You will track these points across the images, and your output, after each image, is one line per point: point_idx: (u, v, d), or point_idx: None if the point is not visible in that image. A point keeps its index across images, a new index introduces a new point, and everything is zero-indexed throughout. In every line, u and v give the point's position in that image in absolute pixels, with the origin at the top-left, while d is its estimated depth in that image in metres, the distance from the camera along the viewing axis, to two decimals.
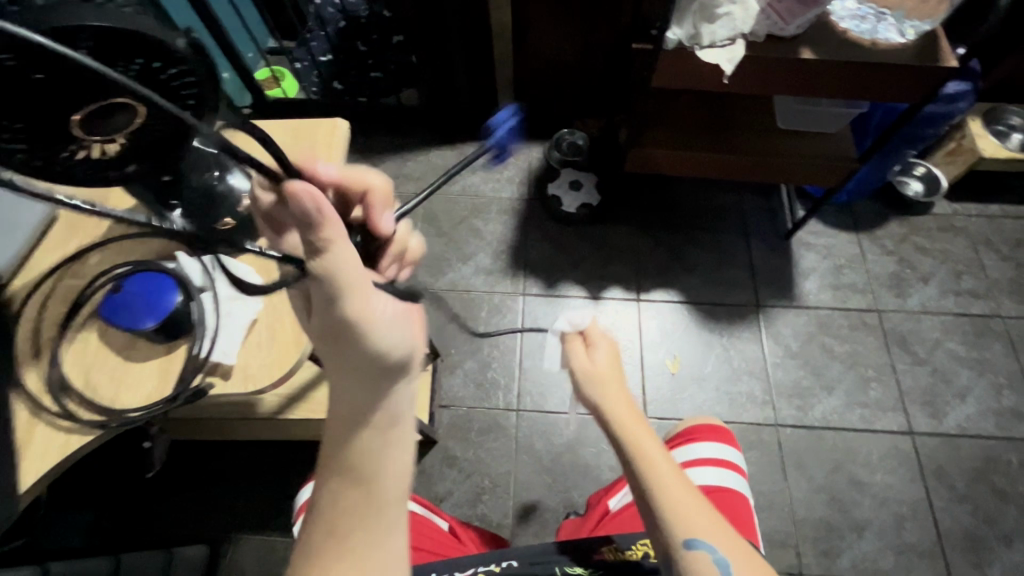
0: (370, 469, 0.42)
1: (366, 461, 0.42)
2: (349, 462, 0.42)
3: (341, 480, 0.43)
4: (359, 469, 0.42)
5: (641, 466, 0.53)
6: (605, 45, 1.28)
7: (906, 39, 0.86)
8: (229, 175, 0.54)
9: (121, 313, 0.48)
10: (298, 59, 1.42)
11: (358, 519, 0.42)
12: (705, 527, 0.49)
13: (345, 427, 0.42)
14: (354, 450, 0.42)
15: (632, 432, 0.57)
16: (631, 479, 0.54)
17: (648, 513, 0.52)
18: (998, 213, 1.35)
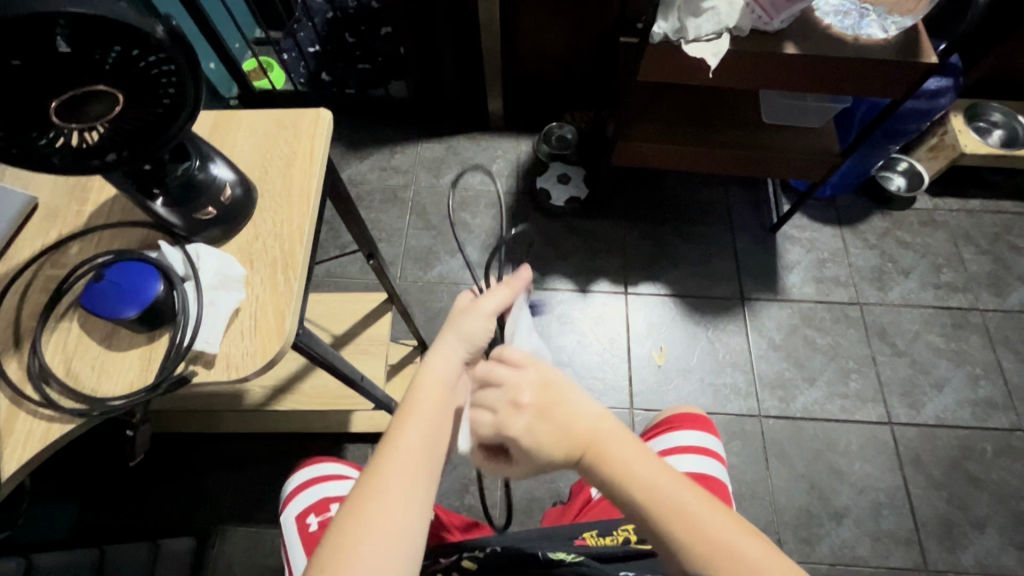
0: (444, 410, 0.46)
1: (443, 402, 0.47)
2: (428, 404, 0.46)
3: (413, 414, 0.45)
4: (434, 408, 0.46)
5: (637, 490, 0.43)
6: (594, 39, 1.28)
7: (888, 34, 0.87)
8: (212, 163, 0.52)
9: (97, 302, 0.47)
10: (286, 50, 1.42)
11: (418, 455, 0.43)
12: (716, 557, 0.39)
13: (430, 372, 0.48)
14: (434, 389, 0.47)
15: (619, 458, 0.44)
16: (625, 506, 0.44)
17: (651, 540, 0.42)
18: (978, 208, 1.38)
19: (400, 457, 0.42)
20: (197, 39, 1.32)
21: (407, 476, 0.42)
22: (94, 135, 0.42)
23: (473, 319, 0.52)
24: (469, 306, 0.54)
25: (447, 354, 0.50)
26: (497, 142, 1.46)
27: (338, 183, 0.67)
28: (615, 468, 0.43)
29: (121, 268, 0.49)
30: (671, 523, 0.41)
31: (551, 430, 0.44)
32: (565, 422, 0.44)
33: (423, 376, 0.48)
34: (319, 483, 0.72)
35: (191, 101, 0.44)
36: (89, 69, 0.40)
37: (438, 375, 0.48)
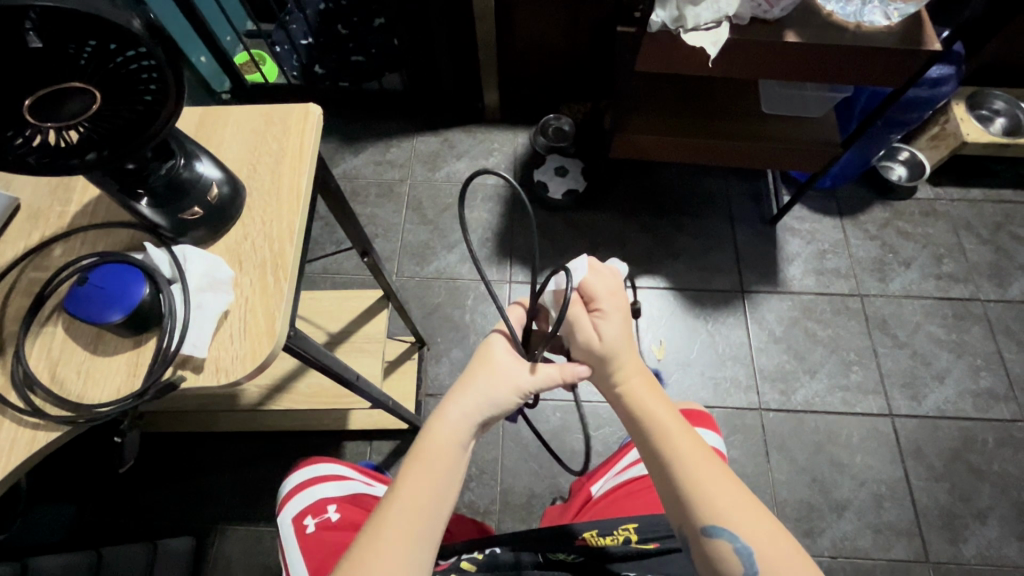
0: (445, 474, 0.47)
1: (445, 467, 0.47)
2: (436, 458, 0.47)
3: (416, 472, 0.47)
4: (436, 471, 0.47)
5: (657, 441, 0.48)
6: (590, 29, 1.26)
7: (890, 22, 0.85)
8: (197, 162, 0.51)
9: (80, 307, 0.46)
10: (279, 43, 1.38)
11: (416, 517, 0.45)
12: (727, 509, 0.45)
13: (442, 422, 0.49)
14: (436, 452, 0.48)
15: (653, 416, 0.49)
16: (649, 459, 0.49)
17: (671, 497, 0.47)
18: (980, 197, 1.37)
19: (396, 524, 0.44)
20: (187, 33, 1.29)
21: (403, 542, 0.43)
22: (75, 134, 0.42)
23: (498, 387, 0.50)
24: (487, 357, 0.52)
25: (461, 414, 0.49)
26: (493, 135, 1.44)
27: (330, 181, 0.66)
28: (644, 410, 0.50)
29: (104, 271, 0.47)
30: (685, 473, 0.46)
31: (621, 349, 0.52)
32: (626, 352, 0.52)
33: (427, 437, 0.49)
34: (316, 484, 0.71)
35: (174, 98, 0.43)
36: (63, 64, 0.38)
37: (444, 437, 0.48)
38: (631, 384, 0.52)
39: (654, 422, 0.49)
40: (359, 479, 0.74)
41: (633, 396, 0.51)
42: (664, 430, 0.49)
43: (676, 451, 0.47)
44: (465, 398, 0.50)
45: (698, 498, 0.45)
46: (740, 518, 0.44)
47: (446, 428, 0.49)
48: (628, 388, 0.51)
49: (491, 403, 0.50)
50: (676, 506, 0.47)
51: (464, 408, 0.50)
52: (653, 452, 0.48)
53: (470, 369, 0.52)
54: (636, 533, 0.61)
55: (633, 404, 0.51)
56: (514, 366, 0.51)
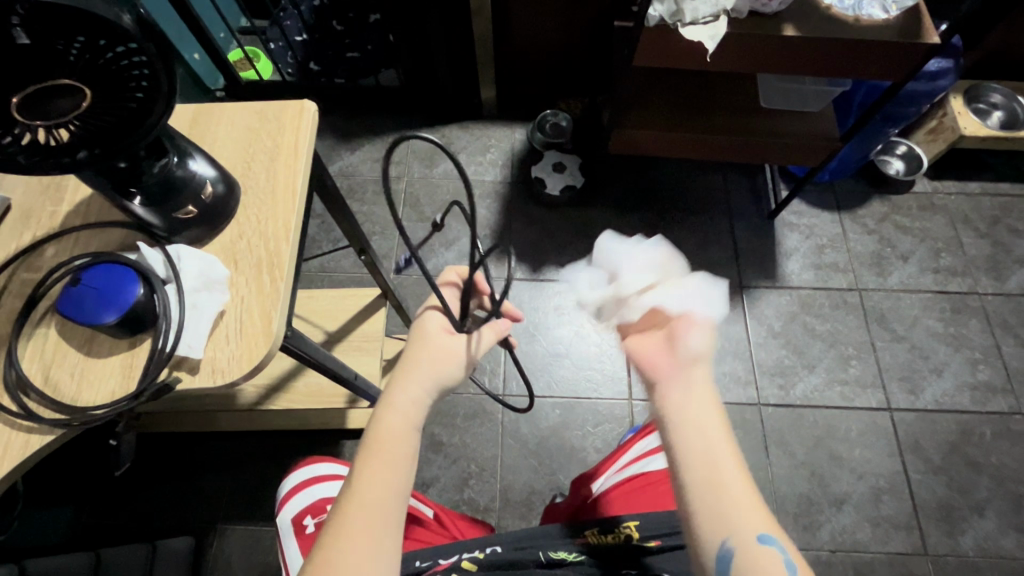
0: (402, 460, 0.47)
1: (403, 456, 0.47)
2: (389, 446, 0.47)
3: (373, 463, 0.46)
4: (393, 457, 0.47)
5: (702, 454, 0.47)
6: (588, 24, 1.25)
7: (889, 14, 0.84)
8: (191, 160, 0.50)
9: (75, 308, 0.45)
10: (273, 40, 1.40)
11: (380, 508, 0.44)
12: (770, 523, 0.45)
13: (390, 410, 0.49)
14: (389, 440, 0.47)
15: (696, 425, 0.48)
16: (689, 471, 0.46)
17: (713, 509, 0.45)
18: (977, 190, 1.37)
19: (360, 518, 0.43)
20: (180, 30, 1.28)
21: (370, 536, 0.43)
22: (65, 132, 0.40)
23: (443, 365, 0.52)
24: (421, 337, 0.53)
25: (410, 399, 0.50)
26: (490, 131, 1.43)
27: (326, 178, 0.65)
28: (687, 421, 0.49)
29: (98, 271, 0.47)
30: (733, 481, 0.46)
31: (702, 361, 0.53)
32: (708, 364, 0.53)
33: (379, 425, 0.48)
34: (314, 484, 0.70)
35: (166, 94, 0.42)
36: (52, 60, 0.38)
37: (396, 424, 0.48)
38: (696, 390, 0.50)
39: (712, 429, 0.48)
40: None
41: (696, 398, 0.50)
42: (720, 439, 0.48)
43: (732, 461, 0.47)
44: (410, 382, 0.51)
45: (751, 509, 0.44)
46: (780, 535, 0.45)
47: (396, 416, 0.49)
48: (694, 393, 0.50)
49: (435, 383, 0.52)
50: (718, 515, 0.44)
51: (412, 393, 0.50)
52: (708, 456, 0.46)
53: (409, 351, 0.53)
54: (637, 530, 0.61)
55: (693, 409, 0.49)
56: (450, 341, 0.53)
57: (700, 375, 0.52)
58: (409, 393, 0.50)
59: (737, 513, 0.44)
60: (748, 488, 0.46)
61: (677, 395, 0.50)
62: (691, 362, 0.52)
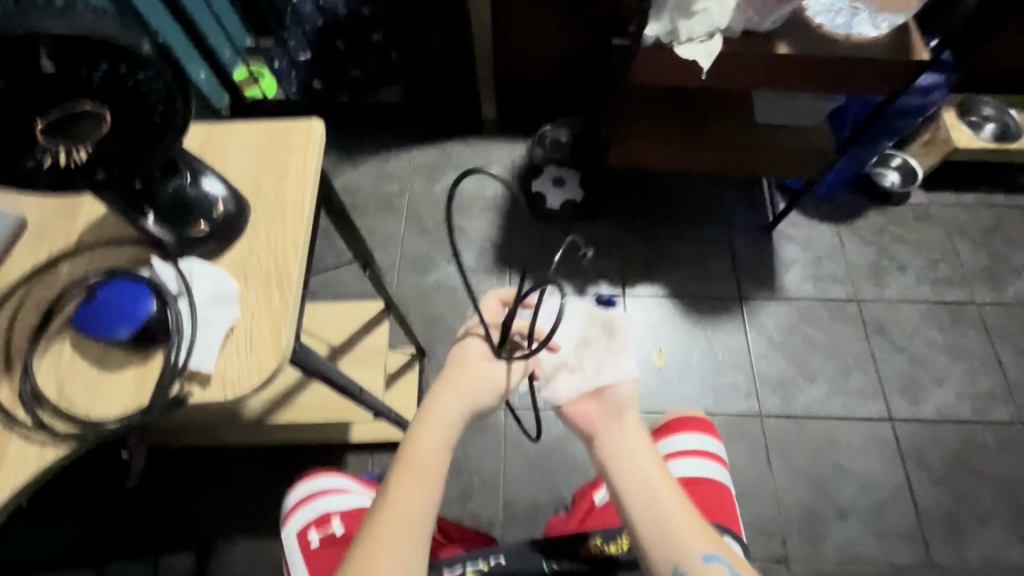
0: (434, 476, 0.51)
1: (435, 474, 0.52)
2: (423, 462, 0.52)
3: (408, 478, 0.51)
4: (426, 473, 0.51)
5: (648, 492, 0.52)
6: (586, 42, 1.28)
7: (880, 32, 0.87)
8: (204, 178, 0.52)
9: (95, 323, 0.47)
10: (278, 59, 1.45)
11: (412, 520, 0.49)
12: (718, 543, 0.51)
13: (426, 430, 0.54)
14: (423, 458, 0.52)
15: (642, 464, 0.54)
16: (637, 505, 0.52)
17: (661, 538, 0.50)
18: (972, 201, 1.38)
19: (391, 528, 0.48)
20: (188, 50, 1.31)
21: (400, 545, 0.47)
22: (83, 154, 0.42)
23: (480, 388, 0.56)
24: (461, 362, 0.57)
25: (446, 419, 0.54)
26: (491, 146, 1.46)
27: (332, 194, 0.67)
28: (632, 459, 0.55)
29: (112, 287, 0.48)
30: (677, 512, 0.52)
31: (629, 408, 0.58)
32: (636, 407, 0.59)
33: (416, 444, 0.53)
34: (320, 497, 0.70)
35: (183, 116, 0.44)
36: (72, 86, 0.40)
37: (432, 444, 0.53)
38: (628, 432, 0.57)
39: (650, 466, 0.54)
40: (363, 492, 0.73)
41: (630, 442, 0.56)
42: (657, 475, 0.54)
43: (672, 495, 0.53)
44: (448, 403, 0.55)
45: (696, 535, 0.51)
46: (728, 554, 0.51)
47: (432, 437, 0.53)
48: (629, 436, 0.57)
49: (471, 405, 0.56)
50: (667, 545, 0.50)
51: (449, 413, 0.55)
52: (650, 492, 0.53)
53: (448, 373, 0.57)
54: None
55: (626, 450, 0.55)
56: (490, 367, 0.57)
57: (628, 421, 0.58)
58: (446, 413, 0.55)
59: (683, 540, 0.50)
60: (688, 514, 0.52)
61: (611, 442, 0.56)
62: (621, 409, 0.58)
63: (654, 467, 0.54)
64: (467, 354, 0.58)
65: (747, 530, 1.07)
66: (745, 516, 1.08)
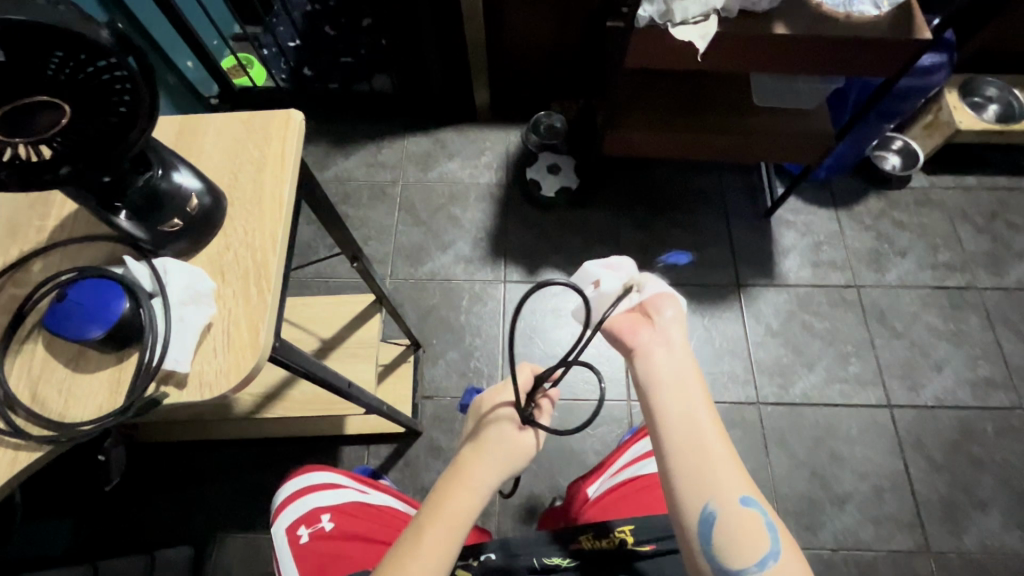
0: (456, 536, 0.47)
1: (462, 535, 0.47)
2: (448, 520, 0.47)
3: (434, 529, 0.47)
4: (451, 531, 0.47)
5: (687, 419, 0.46)
6: (580, 24, 1.25)
7: (880, 11, 0.83)
8: (175, 172, 0.50)
9: (61, 324, 0.45)
10: (266, 46, 1.41)
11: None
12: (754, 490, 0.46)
13: (458, 488, 0.49)
14: (453, 521, 0.47)
15: (680, 387, 0.48)
16: (674, 433, 0.46)
17: (696, 470, 0.45)
18: (974, 184, 1.36)
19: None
20: (173, 38, 1.28)
21: None
22: (48, 149, 0.40)
23: (514, 453, 0.51)
24: (498, 421, 0.52)
25: (479, 481, 0.49)
26: (485, 133, 1.43)
27: (314, 186, 0.65)
28: (672, 381, 0.48)
29: (83, 286, 0.46)
30: (723, 451, 0.45)
31: (679, 326, 0.52)
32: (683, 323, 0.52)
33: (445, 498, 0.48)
34: (308, 493, 0.69)
35: (149, 107, 0.43)
36: (31, 76, 0.38)
37: (463, 503, 0.48)
38: (675, 351, 0.50)
39: (698, 393, 0.48)
40: (353, 487, 0.72)
41: (675, 363, 0.49)
42: (703, 403, 0.47)
43: (717, 430, 0.46)
44: (485, 466, 0.50)
45: (736, 472, 0.45)
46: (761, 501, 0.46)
47: (464, 499, 0.48)
48: (677, 354, 0.50)
49: (508, 471, 0.51)
50: (704, 477, 0.44)
51: (482, 476, 0.49)
52: (695, 421, 0.46)
53: (483, 437, 0.51)
54: (632, 534, 0.61)
55: (665, 363, 0.49)
56: (523, 434, 0.51)
57: (676, 338, 0.51)
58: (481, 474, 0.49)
59: (721, 475, 0.45)
60: (726, 446, 0.46)
61: (653, 356, 0.49)
62: (671, 324, 0.52)
63: (702, 395, 0.48)
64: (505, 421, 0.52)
65: None
66: None
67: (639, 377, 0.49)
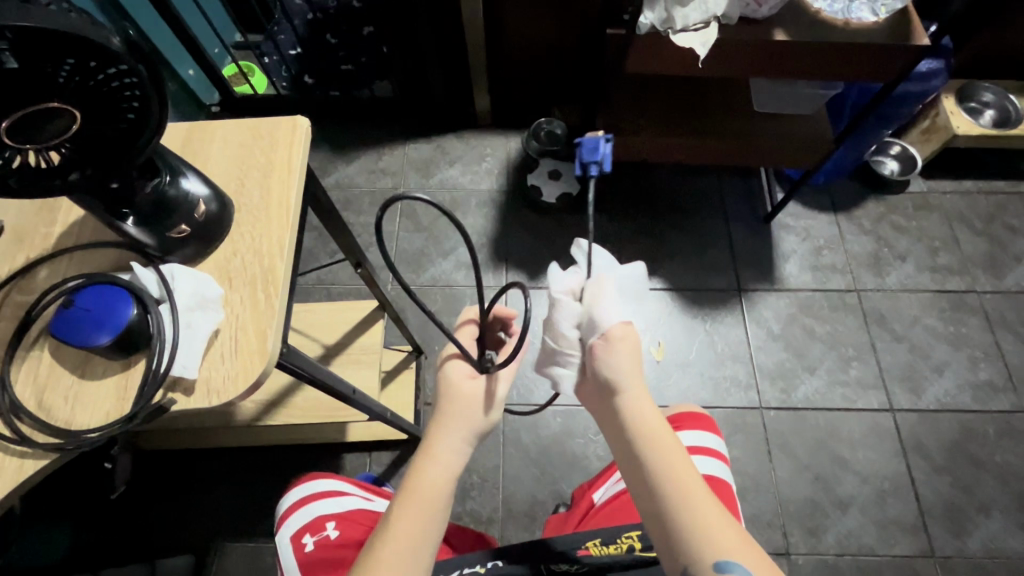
0: (433, 508, 0.47)
1: (436, 512, 0.47)
2: (423, 493, 0.47)
3: (408, 508, 0.47)
4: (426, 506, 0.47)
5: (659, 480, 0.47)
6: (580, 31, 1.26)
7: (878, 17, 0.85)
8: (183, 178, 0.50)
9: (69, 331, 0.45)
10: (267, 54, 1.40)
11: (408, 568, 0.44)
12: (736, 547, 0.44)
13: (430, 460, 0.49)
14: (427, 493, 0.47)
15: (652, 447, 0.49)
16: (649, 497, 0.48)
17: (672, 535, 0.46)
18: (972, 188, 1.37)
19: (386, 557, 0.44)
20: (175, 45, 1.28)
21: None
22: (56, 155, 0.41)
23: (474, 407, 0.51)
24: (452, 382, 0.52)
25: (449, 450, 0.49)
26: (485, 140, 1.44)
27: (320, 192, 0.65)
28: (643, 442, 0.49)
29: (91, 293, 0.46)
30: (687, 511, 0.46)
31: (628, 380, 0.52)
32: (628, 378, 0.52)
33: (418, 472, 0.48)
34: (314, 500, 0.69)
35: (157, 115, 0.43)
36: (39, 83, 0.37)
37: (435, 474, 0.48)
38: (644, 407, 0.51)
39: (671, 452, 0.48)
40: (358, 495, 0.72)
41: (644, 420, 0.50)
42: (662, 464, 0.48)
43: (681, 491, 0.46)
44: (451, 432, 0.50)
45: (716, 533, 0.45)
46: (749, 555, 0.44)
47: (436, 469, 0.49)
48: (628, 421, 0.51)
49: (473, 430, 0.51)
50: (675, 544, 0.45)
51: (453, 445, 0.50)
52: (668, 484, 0.47)
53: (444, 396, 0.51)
54: (640, 540, 0.61)
55: (635, 421, 0.50)
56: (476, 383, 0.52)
57: (619, 402, 0.51)
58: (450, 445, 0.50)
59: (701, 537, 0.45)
60: (706, 505, 0.46)
61: (612, 428, 0.52)
62: (612, 388, 0.52)
63: (658, 459, 0.48)
64: (454, 376, 0.52)
65: (748, 523, 1.06)
66: (746, 509, 1.08)
67: (611, 447, 0.52)
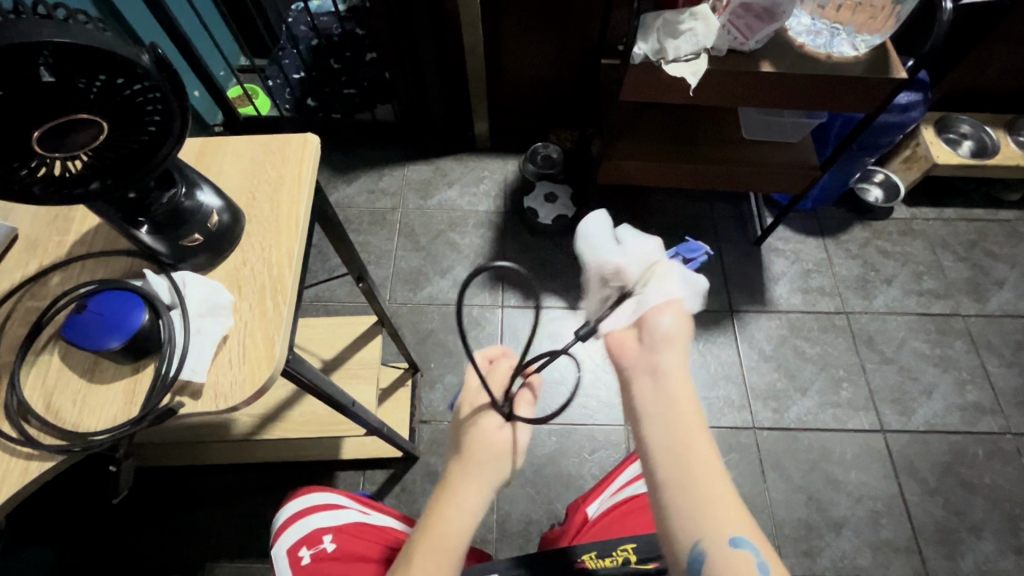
0: (454, 552, 0.48)
1: (455, 556, 0.48)
2: (444, 537, 0.48)
3: (429, 553, 0.48)
4: (448, 550, 0.48)
5: (681, 445, 0.43)
6: (576, 60, 1.31)
7: (858, 52, 0.90)
8: (199, 191, 0.52)
9: (81, 336, 0.46)
10: (271, 77, 1.45)
11: None
12: (748, 525, 0.42)
13: (452, 507, 0.50)
14: (448, 538, 0.48)
15: (679, 411, 0.45)
16: (664, 461, 0.43)
17: (682, 503, 0.42)
18: (953, 216, 1.42)
19: None
20: (182, 67, 1.32)
21: None
22: (78, 163, 0.42)
23: (497, 460, 0.52)
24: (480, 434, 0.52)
25: (470, 498, 0.50)
26: (483, 163, 1.47)
27: (326, 208, 0.67)
28: (671, 402, 0.45)
29: (103, 297, 0.47)
30: (704, 482, 0.42)
31: (670, 343, 0.48)
32: (673, 340, 0.49)
33: (440, 517, 0.49)
34: (310, 514, 0.69)
35: (178, 128, 0.45)
36: (73, 98, 0.39)
37: (457, 520, 0.49)
38: (678, 374, 0.47)
39: (696, 419, 0.45)
40: (355, 508, 0.72)
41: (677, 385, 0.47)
42: (689, 431, 0.44)
43: (703, 464, 0.43)
44: (470, 481, 0.51)
45: (731, 508, 0.42)
46: (761, 538, 0.42)
47: (457, 517, 0.49)
48: (656, 380, 0.47)
49: (493, 480, 0.52)
50: (691, 511, 0.42)
51: (475, 492, 0.51)
52: (686, 448, 0.43)
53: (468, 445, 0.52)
54: (635, 553, 0.60)
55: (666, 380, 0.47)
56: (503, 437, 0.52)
57: (656, 362, 0.47)
58: (471, 492, 0.50)
59: (716, 510, 0.41)
60: (724, 477, 0.43)
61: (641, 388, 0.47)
62: (659, 347, 0.48)
63: (685, 426, 0.44)
64: (484, 428, 0.52)
65: None
66: None
67: (630, 407, 0.47)
